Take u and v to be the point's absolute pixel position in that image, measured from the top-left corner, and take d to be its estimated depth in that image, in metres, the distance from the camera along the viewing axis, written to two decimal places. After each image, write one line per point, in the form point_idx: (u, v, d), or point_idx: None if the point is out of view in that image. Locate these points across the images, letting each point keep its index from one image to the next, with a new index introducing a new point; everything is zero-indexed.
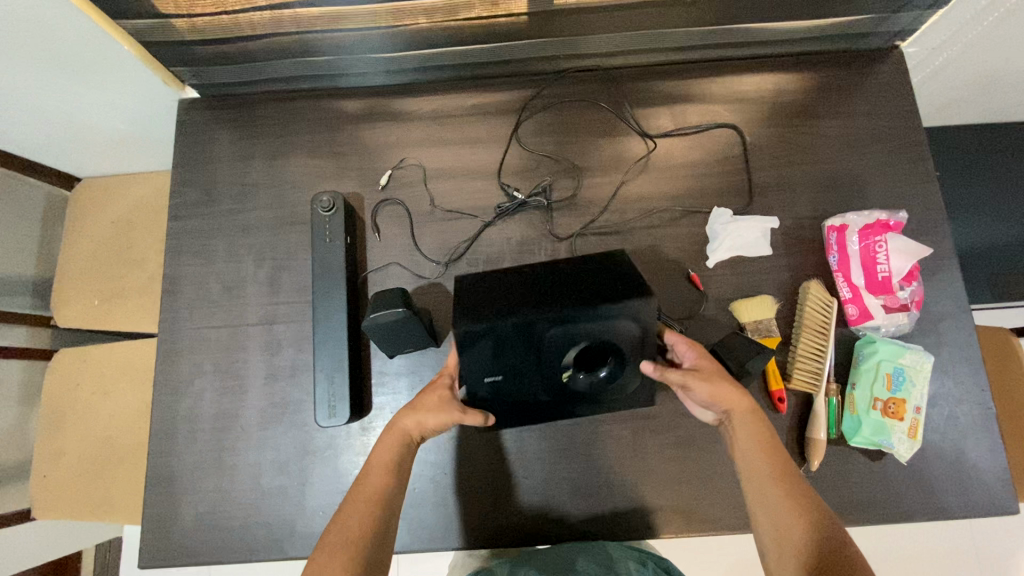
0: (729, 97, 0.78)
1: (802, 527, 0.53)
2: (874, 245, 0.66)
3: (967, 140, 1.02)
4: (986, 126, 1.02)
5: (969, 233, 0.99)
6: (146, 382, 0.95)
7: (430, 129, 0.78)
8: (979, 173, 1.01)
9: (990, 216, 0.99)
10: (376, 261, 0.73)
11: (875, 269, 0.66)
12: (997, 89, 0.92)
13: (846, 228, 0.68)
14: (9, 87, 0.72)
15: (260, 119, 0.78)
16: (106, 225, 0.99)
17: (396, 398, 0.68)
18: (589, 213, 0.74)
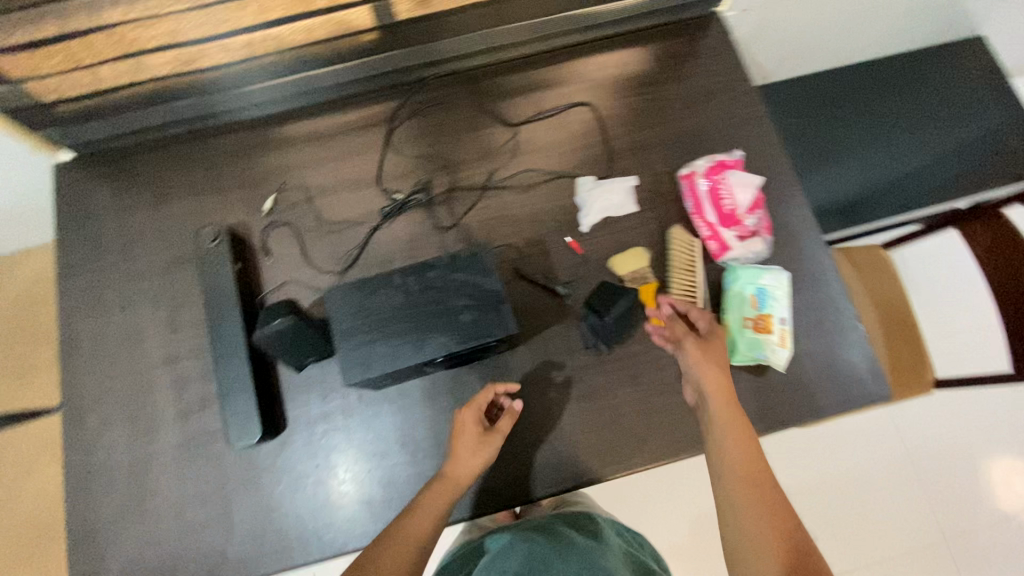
0: (579, 77, 0.85)
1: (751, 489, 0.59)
2: (718, 184, 0.74)
3: (796, 97, 1.21)
4: (804, 81, 1.21)
5: (820, 176, 1.16)
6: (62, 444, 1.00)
7: (307, 150, 0.81)
8: (795, 139, 1.18)
9: (815, 175, 1.16)
10: (272, 282, 0.75)
11: (722, 204, 0.73)
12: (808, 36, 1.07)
13: (693, 174, 0.76)
14: None
15: (136, 168, 0.79)
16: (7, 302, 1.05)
17: (308, 408, 0.69)
18: (469, 202, 0.79)
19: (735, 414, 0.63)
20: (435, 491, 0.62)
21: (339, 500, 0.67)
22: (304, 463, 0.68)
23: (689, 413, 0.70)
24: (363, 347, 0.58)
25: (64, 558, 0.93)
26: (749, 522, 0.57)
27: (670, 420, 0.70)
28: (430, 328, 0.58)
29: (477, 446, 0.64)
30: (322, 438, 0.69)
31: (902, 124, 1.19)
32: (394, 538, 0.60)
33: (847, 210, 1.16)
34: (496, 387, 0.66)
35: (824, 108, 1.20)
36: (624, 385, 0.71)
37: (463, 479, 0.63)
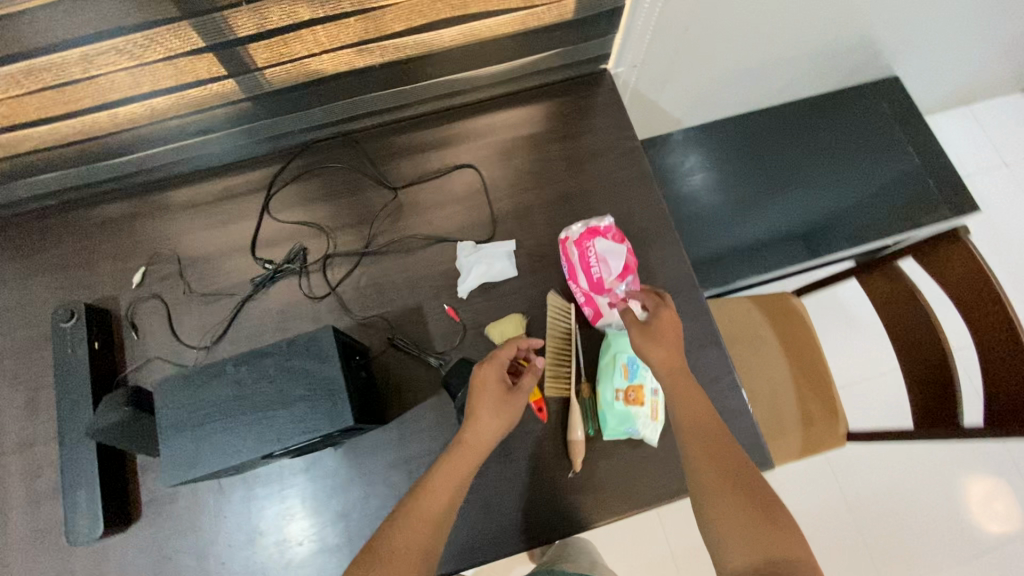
0: (465, 137, 0.84)
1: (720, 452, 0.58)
2: (588, 251, 0.72)
3: (714, 147, 1.25)
4: (721, 130, 1.25)
5: (737, 226, 1.21)
6: None
7: (184, 219, 0.79)
8: (704, 189, 1.23)
9: (719, 228, 1.21)
10: (136, 358, 0.73)
11: (592, 272, 0.72)
12: (715, 84, 1.07)
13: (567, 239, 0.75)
14: None
15: (9, 243, 0.78)
16: None
17: (163, 496, 0.67)
18: (345, 270, 0.77)
19: (679, 366, 0.62)
20: (456, 457, 0.59)
21: None
22: (155, 555, 0.65)
23: (559, 491, 0.67)
24: (191, 443, 0.56)
25: None
26: (703, 473, 0.57)
27: (540, 499, 0.67)
28: (263, 420, 0.56)
29: (500, 404, 0.60)
30: (174, 527, 0.66)
31: (807, 172, 1.23)
32: (410, 511, 0.56)
33: (752, 257, 1.21)
34: (520, 343, 0.64)
35: (734, 158, 1.24)
36: (493, 463, 0.68)
37: (489, 439, 0.60)
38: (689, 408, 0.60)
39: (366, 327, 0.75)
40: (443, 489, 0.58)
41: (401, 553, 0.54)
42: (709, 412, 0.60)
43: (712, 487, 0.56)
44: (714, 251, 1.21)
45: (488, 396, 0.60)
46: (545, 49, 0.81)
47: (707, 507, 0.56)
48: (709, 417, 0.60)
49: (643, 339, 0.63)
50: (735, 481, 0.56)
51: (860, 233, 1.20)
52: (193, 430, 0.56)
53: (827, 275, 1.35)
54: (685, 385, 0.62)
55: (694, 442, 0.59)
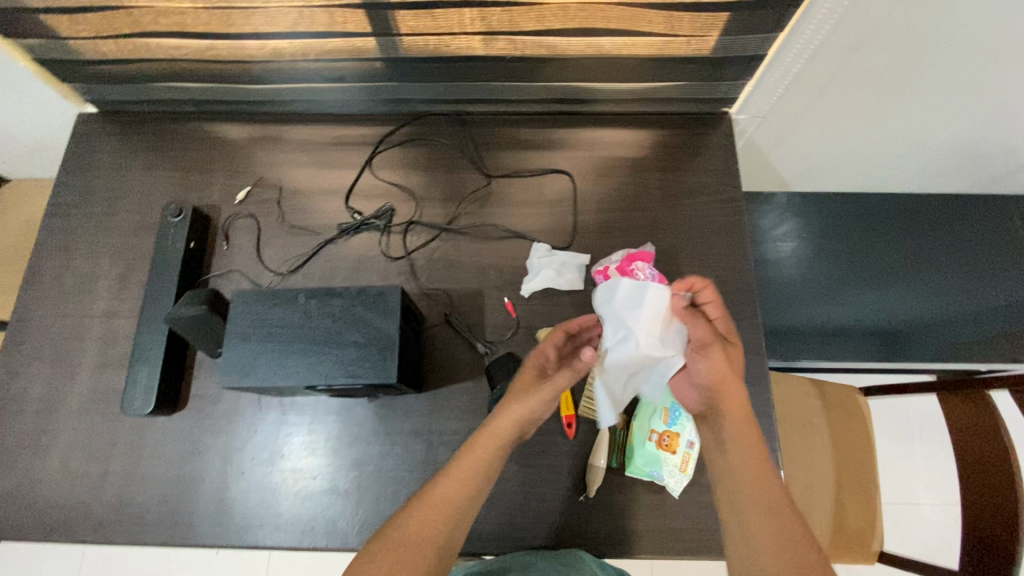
0: (569, 145, 0.85)
1: (765, 490, 0.55)
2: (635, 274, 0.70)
3: (813, 214, 1.19)
4: (825, 199, 1.19)
5: (818, 305, 1.14)
6: None
7: (295, 154, 0.85)
8: (799, 254, 1.17)
9: (806, 302, 1.14)
10: (220, 267, 0.79)
11: None
12: (837, 154, 1.02)
13: (607, 270, 0.72)
14: None
15: (146, 134, 0.87)
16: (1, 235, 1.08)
17: (207, 396, 0.72)
18: (423, 239, 0.80)
19: (743, 411, 0.59)
20: (477, 447, 0.59)
21: (204, 492, 0.68)
22: (187, 445, 0.70)
23: (568, 511, 0.67)
24: (250, 355, 0.60)
25: None
26: (755, 528, 0.54)
27: (545, 512, 0.67)
28: (317, 353, 0.60)
29: (525, 393, 0.60)
30: (210, 427, 0.71)
31: (906, 270, 1.15)
32: (427, 506, 0.56)
33: (827, 340, 1.13)
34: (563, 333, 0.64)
35: (838, 234, 1.17)
36: (510, 464, 0.68)
37: (514, 425, 0.60)
38: (748, 455, 0.57)
39: (428, 298, 0.77)
40: (460, 478, 0.58)
41: (411, 540, 0.54)
42: (766, 463, 0.57)
43: (764, 541, 0.53)
44: (796, 323, 1.14)
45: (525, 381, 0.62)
46: (674, 78, 0.80)
47: (739, 540, 0.54)
48: (763, 463, 0.57)
49: (712, 366, 0.60)
50: (792, 537, 0.53)
51: (949, 347, 1.12)
52: (256, 344, 0.60)
53: (899, 378, 1.27)
54: (746, 432, 0.58)
55: (745, 490, 0.56)
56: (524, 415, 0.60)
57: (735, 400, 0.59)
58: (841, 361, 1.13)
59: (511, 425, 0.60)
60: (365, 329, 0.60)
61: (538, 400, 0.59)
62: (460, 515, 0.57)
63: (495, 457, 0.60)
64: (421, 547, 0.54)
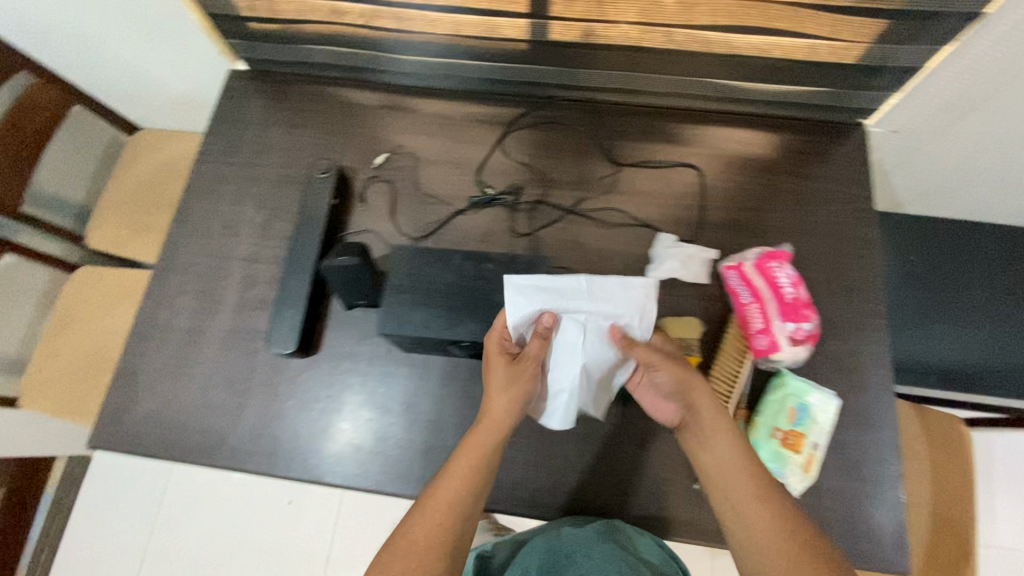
0: (698, 141, 0.86)
1: (747, 478, 0.60)
2: (774, 273, 0.70)
3: (947, 232, 1.09)
4: (960, 222, 1.10)
5: (950, 330, 1.03)
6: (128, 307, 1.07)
7: (430, 125, 0.88)
8: (907, 277, 1.06)
9: (914, 326, 1.03)
10: (356, 226, 0.82)
11: (783, 293, 0.69)
12: (961, 179, 0.99)
13: (742, 264, 0.72)
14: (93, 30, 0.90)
15: (291, 94, 0.91)
16: (134, 180, 1.15)
17: (341, 344, 0.75)
18: (550, 218, 0.82)
19: (720, 413, 0.63)
20: (470, 442, 0.61)
21: (335, 435, 0.72)
22: (319, 389, 0.74)
23: (685, 496, 0.68)
24: (407, 308, 0.63)
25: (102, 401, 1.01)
26: (755, 525, 0.58)
27: (658, 494, 0.69)
28: (470, 312, 0.63)
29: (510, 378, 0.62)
30: (342, 374, 0.74)
31: None
32: (428, 503, 0.59)
33: (961, 369, 1.01)
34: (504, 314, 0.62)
35: (954, 257, 1.07)
36: (627, 445, 0.70)
37: (504, 412, 0.61)
38: (732, 454, 0.61)
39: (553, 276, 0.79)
40: (460, 477, 0.59)
41: (421, 540, 0.56)
42: (747, 460, 0.61)
43: (769, 536, 0.58)
44: (900, 349, 1.03)
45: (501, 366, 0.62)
46: (817, 83, 0.80)
47: (737, 529, 0.60)
48: (746, 460, 0.61)
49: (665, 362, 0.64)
50: (788, 529, 0.58)
51: None
52: (413, 298, 0.64)
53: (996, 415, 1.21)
54: (722, 434, 0.62)
55: (739, 488, 0.60)
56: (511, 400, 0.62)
57: (702, 393, 0.63)
58: (976, 395, 1.02)
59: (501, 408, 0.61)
60: None
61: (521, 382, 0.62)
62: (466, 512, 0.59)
63: (489, 450, 0.61)
64: (430, 549, 0.56)
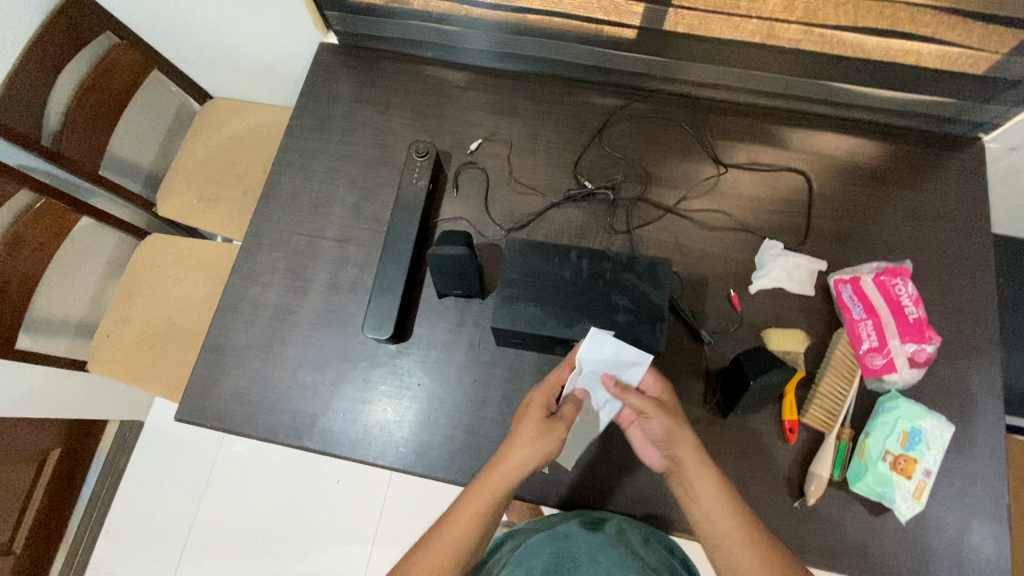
0: (804, 146, 0.83)
1: (735, 526, 0.56)
2: (894, 290, 0.68)
3: None
4: None
5: None
6: (203, 279, 1.07)
7: (526, 112, 0.85)
8: (1013, 300, 0.98)
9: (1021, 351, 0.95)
10: (449, 213, 0.81)
11: (904, 312, 0.67)
12: None
13: (858, 278, 0.70)
14: None
15: (383, 72, 0.89)
16: (206, 150, 1.15)
17: (434, 333, 0.74)
18: (649, 217, 0.79)
19: (698, 458, 0.58)
20: (472, 497, 0.57)
21: (425, 424, 0.71)
22: (411, 377, 0.73)
23: (784, 513, 0.66)
24: (524, 301, 0.63)
25: (174, 370, 1.02)
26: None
27: (757, 510, 0.67)
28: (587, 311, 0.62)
29: (538, 433, 0.58)
30: (434, 364, 0.73)
31: None
32: (431, 548, 0.57)
33: None
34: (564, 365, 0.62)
35: None
36: (727, 457, 0.68)
37: (513, 470, 0.57)
38: (716, 500, 0.57)
39: None
40: (457, 529, 0.57)
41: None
42: (730, 503, 0.57)
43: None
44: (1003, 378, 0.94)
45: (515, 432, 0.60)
46: (942, 94, 0.76)
47: None
48: (733, 506, 0.57)
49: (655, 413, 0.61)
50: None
51: None
52: (530, 292, 0.63)
53: None
54: (699, 478, 0.58)
55: (731, 538, 0.56)
56: (530, 459, 0.57)
57: (681, 439, 0.58)
58: None
59: (521, 464, 0.57)
60: (633, 296, 0.63)
61: (545, 445, 0.57)
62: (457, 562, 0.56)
63: (489, 505, 0.57)
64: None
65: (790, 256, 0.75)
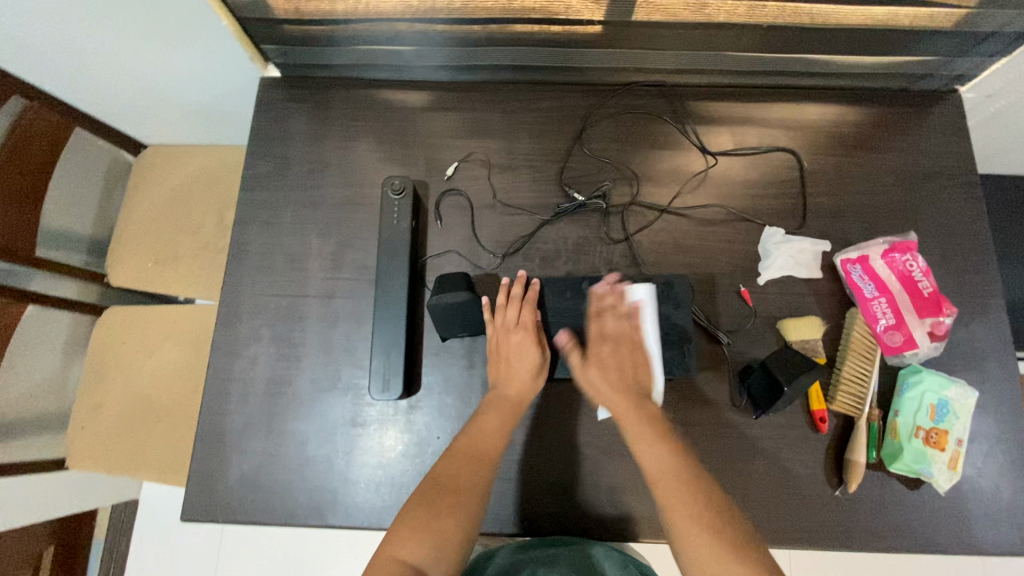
0: (787, 121, 0.80)
1: (656, 443, 0.61)
2: (904, 264, 0.68)
3: None
4: None
5: None
6: (176, 348, 0.99)
7: (498, 127, 0.80)
8: (997, 237, 0.99)
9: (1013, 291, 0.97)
10: (436, 247, 0.75)
11: (916, 284, 0.68)
12: None
13: (866, 258, 0.70)
14: (93, 48, 0.78)
15: (336, 102, 0.81)
16: (151, 205, 1.05)
17: (445, 380, 0.70)
18: (645, 220, 0.76)
19: (649, 408, 0.65)
20: (495, 407, 0.65)
21: None
22: (429, 432, 0.69)
23: (828, 504, 0.66)
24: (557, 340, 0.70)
25: (163, 452, 0.95)
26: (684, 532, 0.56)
27: (801, 508, 0.66)
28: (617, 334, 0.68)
29: (519, 354, 0.67)
30: (451, 413, 0.69)
31: None
32: (458, 454, 0.62)
33: None
34: (525, 301, 0.70)
35: None
36: (763, 457, 0.67)
37: (507, 391, 0.66)
38: (665, 455, 0.60)
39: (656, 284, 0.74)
40: (485, 437, 0.63)
41: (461, 483, 0.60)
42: (676, 455, 0.61)
43: (696, 536, 0.55)
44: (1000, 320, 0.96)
45: (495, 343, 0.68)
46: (921, 52, 0.74)
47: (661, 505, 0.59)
48: (681, 463, 0.60)
49: (609, 377, 0.66)
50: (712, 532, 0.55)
51: None
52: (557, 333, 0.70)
53: None
54: (649, 427, 0.63)
55: (669, 489, 0.58)
56: (521, 377, 0.66)
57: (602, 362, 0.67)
58: None
59: (520, 378, 0.66)
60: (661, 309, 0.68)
61: (529, 349, 0.67)
62: (483, 462, 0.61)
63: (513, 417, 0.65)
64: (457, 492, 0.59)
65: (794, 241, 0.73)
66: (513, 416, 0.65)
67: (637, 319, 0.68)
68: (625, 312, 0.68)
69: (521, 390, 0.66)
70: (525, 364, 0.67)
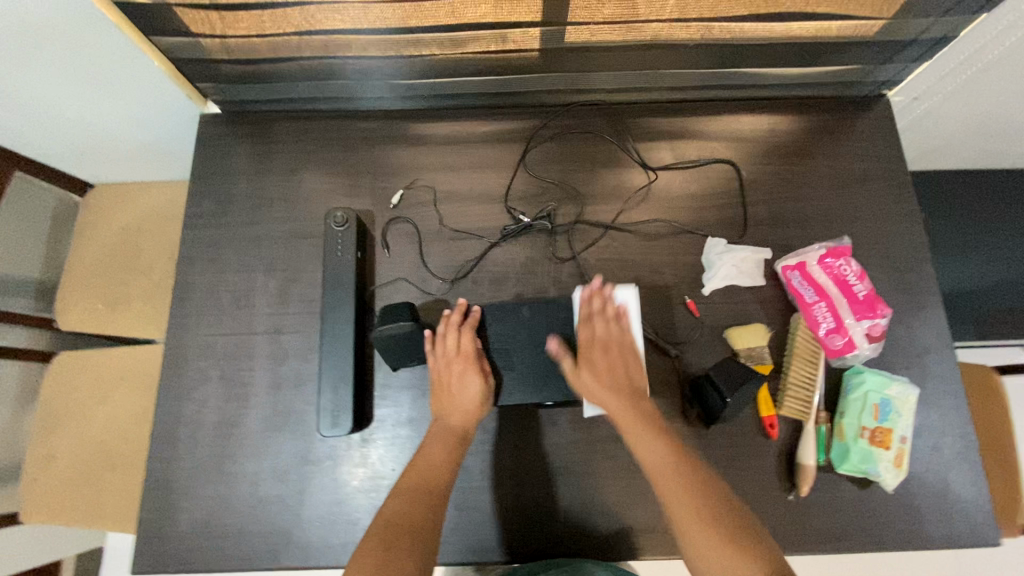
0: (725, 133, 0.82)
1: (673, 458, 0.58)
2: (840, 269, 0.71)
3: (971, 186, 1.05)
4: (986, 175, 1.05)
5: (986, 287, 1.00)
6: (132, 391, 0.97)
7: (442, 153, 0.80)
8: (941, 234, 1.02)
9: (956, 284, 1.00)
10: (384, 277, 0.75)
11: (853, 288, 0.70)
12: (978, 142, 0.97)
13: (804, 264, 0.71)
14: (24, 95, 0.76)
15: (278, 135, 0.81)
16: (100, 246, 1.03)
17: (398, 411, 0.70)
18: (590, 238, 0.77)
19: (641, 404, 0.63)
20: (439, 434, 0.65)
21: None
22: (383, 464, 0.68)
23: (783, 511, 0.67)
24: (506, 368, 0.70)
25: (122, 499, 0.92)
26: (676, 515, 0.55)
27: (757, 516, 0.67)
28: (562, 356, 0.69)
29: (461, 382, 0.67)
30: (404, 444, 0.69)
31: None
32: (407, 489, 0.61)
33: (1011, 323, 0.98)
34: (462, 330, 0.69)
35: (980, 210, 1.03)
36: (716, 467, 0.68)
37: (451, 421, 0.66)
38: (663, 449, 0.59)
39: None
40: (432, 467, 0.63)
41: (409, 514, 0.59)
42: (674, 446, 0.59)
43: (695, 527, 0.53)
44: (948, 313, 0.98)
45: (437, 374, 0.68)
46: (846, 62, 0.76)
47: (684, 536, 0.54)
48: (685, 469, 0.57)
49: (601, 377, 0.65)
50: (701, 509, 0.54)
51: None
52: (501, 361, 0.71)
53: None
54: (643, 419, 0.61)
55: (669, 481, 0.56)
56: (465, 406, 0.66)
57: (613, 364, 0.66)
58: None
59: (466, 407, 0.66)
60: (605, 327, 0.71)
61: (473, 377, 0.67)
62: (434, 493, 0.61)
63: (459, 446, 0.65)
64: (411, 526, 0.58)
65: (738, 249, 0.75)
66: (460, 446, 0.65)
67: (625, 316, 0.68)
68: (614, 313, 0.68)
69: (468, 418, 0.66)
70: (468, 394, 0.66)
